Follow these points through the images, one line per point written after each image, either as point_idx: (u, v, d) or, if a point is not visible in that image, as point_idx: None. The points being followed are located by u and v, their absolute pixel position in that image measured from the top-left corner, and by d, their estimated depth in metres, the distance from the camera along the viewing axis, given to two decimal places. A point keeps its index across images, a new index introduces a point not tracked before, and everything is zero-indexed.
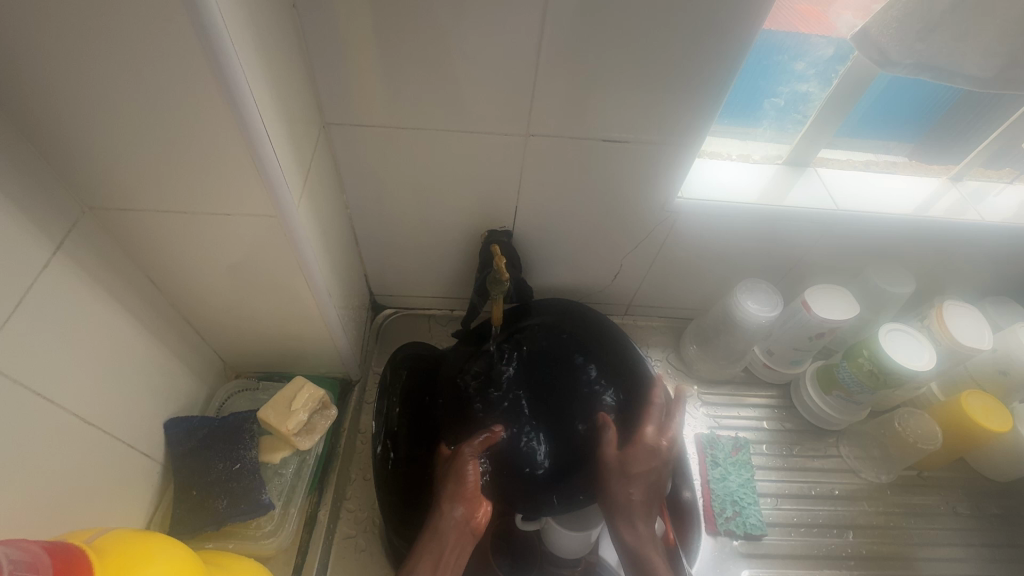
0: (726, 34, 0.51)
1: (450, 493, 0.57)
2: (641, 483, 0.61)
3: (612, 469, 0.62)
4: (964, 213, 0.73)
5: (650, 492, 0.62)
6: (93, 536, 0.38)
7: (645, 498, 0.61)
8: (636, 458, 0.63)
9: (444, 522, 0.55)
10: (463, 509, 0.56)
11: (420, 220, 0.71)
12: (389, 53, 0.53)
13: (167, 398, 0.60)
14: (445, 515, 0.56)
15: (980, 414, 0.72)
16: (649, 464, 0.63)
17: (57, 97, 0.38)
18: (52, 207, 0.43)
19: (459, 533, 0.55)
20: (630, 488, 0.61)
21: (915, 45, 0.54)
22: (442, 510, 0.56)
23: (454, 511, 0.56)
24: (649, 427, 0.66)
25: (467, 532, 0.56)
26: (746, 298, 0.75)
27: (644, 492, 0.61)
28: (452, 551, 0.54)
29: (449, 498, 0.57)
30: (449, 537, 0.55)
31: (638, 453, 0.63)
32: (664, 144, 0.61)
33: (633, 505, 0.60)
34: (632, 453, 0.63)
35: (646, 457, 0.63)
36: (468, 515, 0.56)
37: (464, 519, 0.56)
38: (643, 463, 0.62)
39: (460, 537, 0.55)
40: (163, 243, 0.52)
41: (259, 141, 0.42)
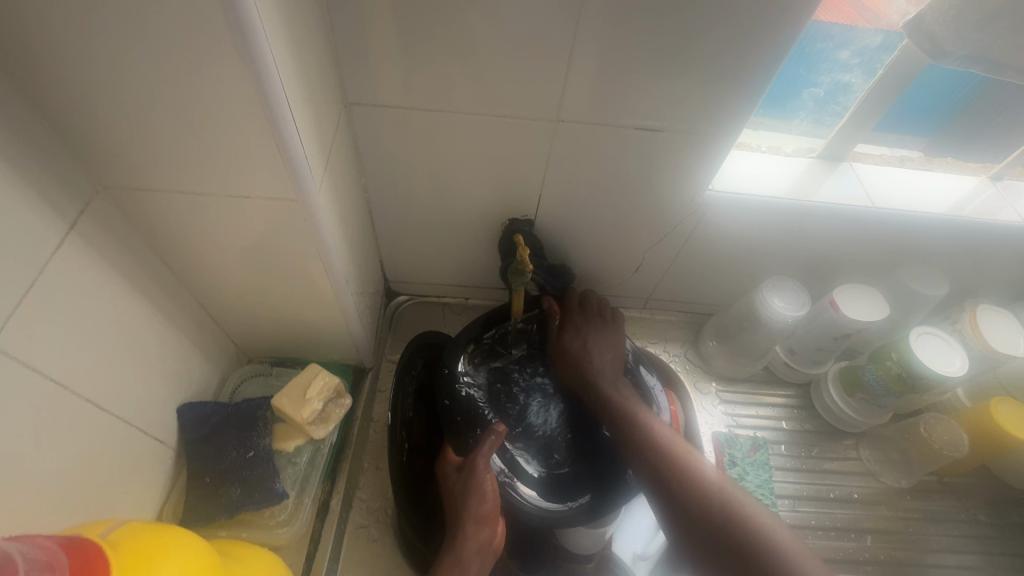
0: (774, 19, 0.48)
1: (472, 515, 0.56)
2: (608, 355, 0.68)
3: (564, 350, 0.70)
4: (1002, 212, 0.70)
5: (609, 359, 0.68)
6: (108, 529, 0.37)
7: (607, 366, 0.67)
8: (604, 338, 0.70)
9: (466, 548, 0.54)
10: (486, 531, 0.55)
11: (438, 206, 0.69)
12: (417, 31, 0.50)
13: (181, 382, 0.59)
14: (467, 536, 0.55)
15: (1008, 421, 0.71)
16: (598, 339, 0.70)
17: (73, 69, 0.36)
18: (66, 186, 0.41)
19: (482, 556, 0.54)
20: (587, 358, 0.68)
21: (972, 35, 0.49)
22: (465, 532, 0.55)
23: (478, 534, 0.55)
24: (581, 309, 0.73)
25: (489, 553, 0.55)
26: (772, 295, 0.73)
27: (608, 359, 0.68)
28: (475, 573, 0.54)
29: (473, 519, 0.56)
30: (472, 563, 0.54)
31: (575, 336, 0.70)
32: (699, 134, 0.59)
33: (604, 381, 0.66)
34: (569, 334, 0.70)
35: (584, 334, 0.70)
36: (489, 536, 0.55)
37: (487, 542, 0.55)
38: (581, 341, 0.69)
39: (482, 561, 0.54)
40: (178, 224, 0.50)
41: (282, 123, 0.40)
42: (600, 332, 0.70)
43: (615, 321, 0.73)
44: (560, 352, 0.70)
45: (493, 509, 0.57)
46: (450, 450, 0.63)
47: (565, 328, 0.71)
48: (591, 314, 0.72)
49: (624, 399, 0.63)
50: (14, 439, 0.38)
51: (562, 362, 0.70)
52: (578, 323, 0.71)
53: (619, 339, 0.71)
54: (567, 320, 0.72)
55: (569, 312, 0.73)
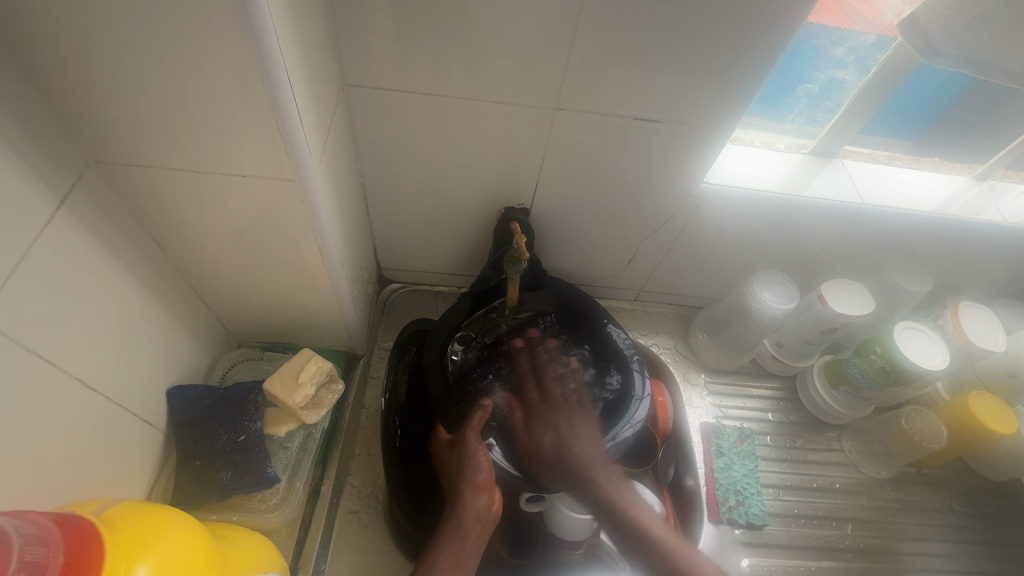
0: (776, 14, 0.49)
1: (470, 484, 0.56)
2: (588, 447, 0.62)
3: (538, 449, 0.62)
4: (984, 212, 0.72)
5: (591, 446, 0.62)
6: (101, 507, 0.37)
7: (590, 458, 0.61)
8: (583, 423, 0.64)
9: (466, 516, 0.54)
10: (485, 499, 0.56)
11: (434, 193, 0.69)
12: (419, 13, 0.50)
13: (170, 366, 0.58)
14: (465, 505, 0.55)
15: (986, 415, 0.73)
16: (574, 424, 0.63)
17: (69, 38, 0.35)
18: (57, 160, 0.40)
19: (482, 523, 0.54)
20: (566, 455, 0.61)
21: (963, 35, 0.50)
22: (465, 501, 0.55)
23: (476, 501, 0.55)
24: (541, 396, 0.67)
25: (488, 522, 0.55)
26: (762, 288, 0.74)
27: (587, 451, 0.61)
28: (475, 542, 0.53)
29: (471, 488, 0.56)
30: (472, 529, 0.53)
31: (547, 426, 0.63)
32: (697, 126, 0.59)
33: (581, 468, 0.60)
34: (541, 433, 0.63)
35: (556, 422, 0.64)
36: (488, 503, 0.56)
37: (486, 509, 0.55)
38: (554, 434, 0.63)
39: (482, 528, 0.54)
40: (171, 204, 0.49)
41: (283, 101, 0.40)
42: (572, 415, 0.65)
43: (581, 402, 0.66)
44: (531, 446, 0.62)
45: (489, 479, 0.57)
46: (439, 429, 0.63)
47: (532, 424, 0.64)
48: (555, 399, 0.66)
49: (609, 490, 0.59)
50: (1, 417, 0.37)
51: (535, 463, 0.61)
52: (544, 411, 0.65)
53: (591, 420, 0.65)
54: (530, 415, 0.65)
55: (529, 405, 0.66)
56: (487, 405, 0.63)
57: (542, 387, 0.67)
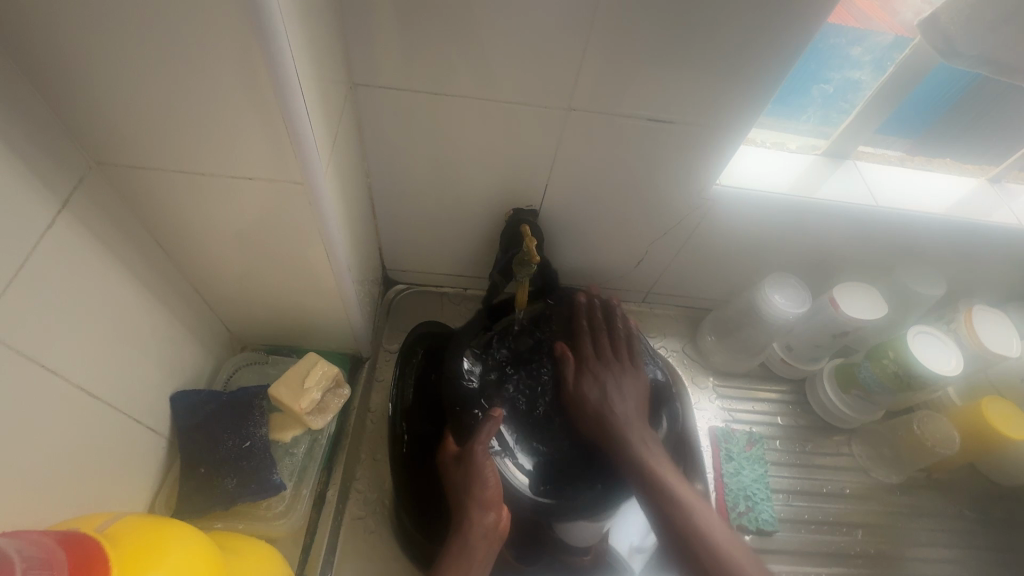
0: (795, 14, 0.48)
1: (476, 499, 0.55)
2: (625, 407, 0.64)
3: (582, 401, 0.65)
4: (1000, 214, 0.71)
5: (632, 409, 0.65)
6: (106, 521, 0.36)
7: (629, 415, 0.64)
8: (628, 385, 0.67)
9: (471, 531, 0.54)
10: (492, 515, 0.55)
11: (442, 194, 0.68)
12: (430, 11, 0.48)
13: (174, 370, 0.57)
14: (471, 520, 0.54)
15: (999, 421, 0.72)
16: (620, 383, 0.66)
17: (71, 37, 0.34)
18: (59, 162, 0.39)
19: (488, 540, 0.54)
20: (608, 412, 0.64)
21: (985, 36, 0.49)
22: (472, 517, 0.55)
23: (484, 518, 0.55)
24: (594, 351, 0.70)
25: (495, 539, 0.55)
26: (773, 291, 0.73)
27: (626, 408, 0.64)
28: (481, 559, 0.53)
29: (477, 504, 0.55)
30: (479, 547, 0.53)
31: (595, 382, 0.66)
32: (712, 127, 0.58)
33: (621, 422, 0.63)
34: (589, 389, 0.66)
35: (604, 380, 0.66)
36: (496, 518, 0.55)
37: (493, 526, 0.55)
38: (601, 390, 0.65)
39: (489, 546, 0.54)
40: (176, 206, 0.48)
41: (293, 102, 0.39)
42: (622, 376, 0.67)
43: (629, 362, 0.69)
44: (576, 397, 0.66)
45: (497, 492, 0.56)
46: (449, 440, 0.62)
47: (583, 376, 0.67)
48: (609, 356, 0.69)
49: (646, 454, 0.61)
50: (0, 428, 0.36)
51: (579, 411, 0.65)
52: (597, 368, 0.68)
53: (637, 381, 0.68)
54: (582, 367, 0.68)
55: (584, 358, 0.69)
56: (498, 415, 0.60)
57: (595, 345, 0.70)
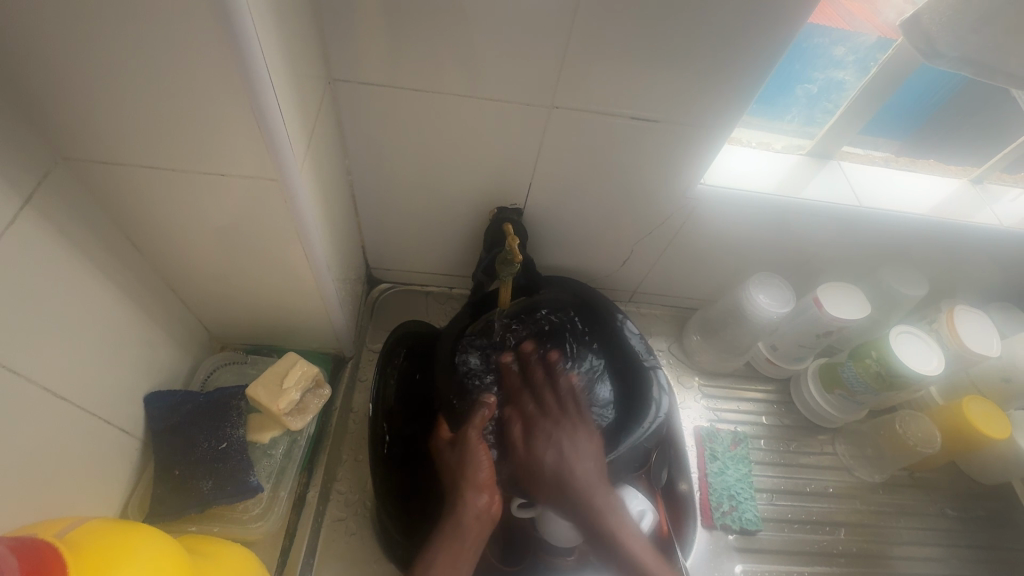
0: (777, 13, 0.47)
1: (470, 482, 0.59)
2: (579, 459, 0.63)
3: (541, 465, 0.63)
4: (982, 214, 0.71)
5: (590, 464, 0.63)
6: (68, 527, 0.35)
7: (591, 476, 0.62)
8: (584, 441, 0.64)
9: (465, 515, 0.57)
10: (484, 499, 0.58)
11: (424, 192, 0.67)
12: (409, 7, 0.47)
13: (149, 370, 0.56)
14: (464, 505, 0.58)
15: (979, 420, 0.73)
16: (575, 441, 0.64)
17: (32, 27, 0.33)
18: (22, 157, 0.38)
19: (481, 522, 0.58)
20: (568, 477, 0.62)
21: (966, 36, 0.49)
22: (464, 501, 0.58)
23: (476, 501, 0.58)
24: (539, 408, 0.68)
25: (487, 521, 0.58)
26: (757, 290, 0.73)
27: (585, 468, 0.62)
28: (474, 539, 0.57)
29: (471, 487, 0.59)
30: (470, 528, 0.57)
31: (548, 443, 0.65)
32: (695, 127, 0.58)
33: (579, 480, 0.61)
34: (544, 453, 0.64)
35: (558, 440, 0.65)
36: (487, 504, 0.58)
37: (485, 509, 0.58)
38: (555, 451, 0.64)
39: (481, 528, 0.58)
40: (147, 203, 0.47)
41: (264, 97, 0.38)
42: (574, 431, 0.66)
43: (582, 413, 0.67)
44: (530, 458, 0.64)
45: (489, 478, 0.60)
46: (443, 427, 0.65)
47: (533, 437, 0.66)
48: (554, 410, 0.67)
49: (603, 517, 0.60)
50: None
51: (535, 474, 0.63)
52: (545, 426, 0.67)
53: (592, 437, 0.65)
54: (530, 427, 0.67)
55: (528, 417, 0.68)
56: (491, 403, 0.65)
57: (555, 398, 0.68)
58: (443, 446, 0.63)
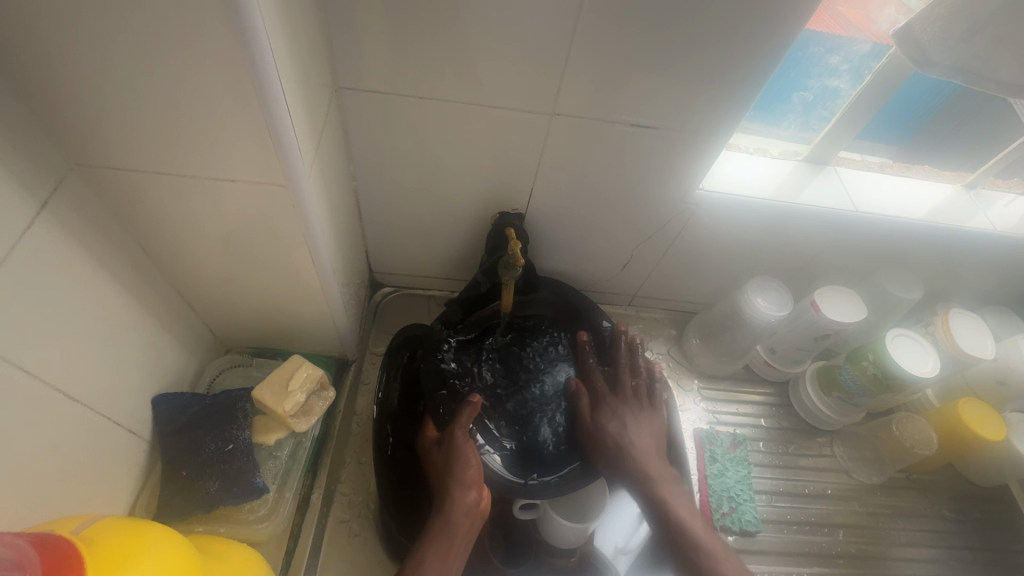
0: (772, 23, 0.49)
1: (458, 479, 0.56)
2: (645, 430, 0.65)
3: (599, 436, 0.64)
4: (976, 219, 0.73)
5: (649, 442, 0.64)
6: (82, 524, 0.36)
7: (647, 451, 0.63)
8: (646, 422, 0.66)
9: (455, 513, 0.54)
10: (474, 494, 0.55)
11: (428, 198, 0.68)
12: (414, 17, 0.49)
13: (156, 373, 0.56)
14: (454, 504, 0.54)
15: (975, 422, 0.74)
16: (636, 420, 0.66)
17: (51, 38, 0.34)
18: (38, 164, 0.39)
19: (470, 519, 0.54)
20: (629, 446, 0.62)
21: (957, 46, 0.50)
22: (453, 498, 0.55)
23: (465, 497, 0.55)
24: (608, 389, 0.69)
25: (477, 518, 0.55)
26: (756, 294, 0.74)
27: (643, 442, 0.64)
28: (463, 538, 0.53)
29: (458, 484, 0.56)
30: (461, 526, 0.54)
31: (612, 417, 0.65)
32: (693, 133, 0.59)
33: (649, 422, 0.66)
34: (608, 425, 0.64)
35: (622, 415, 0.65)
36: (477, 499, 0.56)
37: (474, 505, 0.55)
38: (619, 422, 0.64)
39: (471, 524, 0.54)
40: (157, 209, 0.48)
41: (275, 105, 0.39)
42: (637, 411, 0.67)
43: (651, 397, 0.69)
44: (593, 429, 0.64)
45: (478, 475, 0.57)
46: (428, 426, 0.63)
47: (599, 410, 0.66)
48: (624, 393, 0.68)
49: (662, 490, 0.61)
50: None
51: (595, 445, 0.63)
52: (611, 403, 0.67)
53: (654, 420, 0.67)
54: (598, 404, 0.67)
55: (597, 394, 0.68)
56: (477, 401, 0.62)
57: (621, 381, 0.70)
58: (428, 446, 0.61)
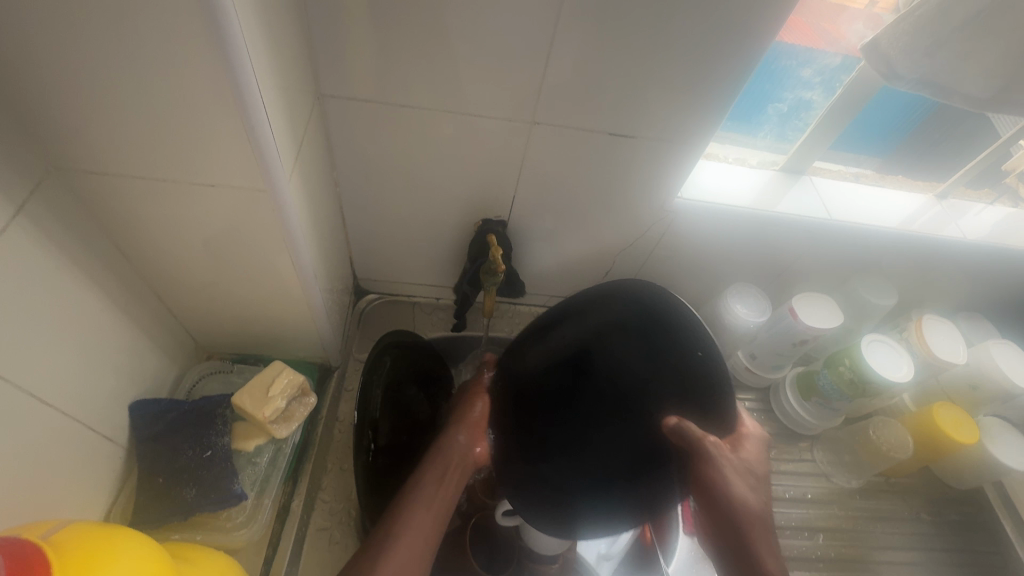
0: (744, 36, 0.50)
1: (457, 419, 0.51)
2: (740, 483, 0.42)
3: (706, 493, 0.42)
4: (947, 228, 0.75)
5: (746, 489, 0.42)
6: (51, 529, 0.35)
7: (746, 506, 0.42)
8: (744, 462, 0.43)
9: (448, 451, 0.49)
10: (467, 439, 0.49)
11: (410, 205, 0.69)
12: (395, 27, 0.50)
13: (135, 379, 0.56)
14: (447, 441, 0.49)
15: (949, 425, 0.75)
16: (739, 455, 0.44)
17: (30, 41, 0.34)
18: (14, 166, 0.39)
19: (461, 467, 0.48)
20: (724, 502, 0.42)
21: (922, 60, 0.52)
22: (446, 437, 0.50)
23: (458, 440, 0.49)
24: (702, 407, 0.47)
25: (470, 466, 0.49)
26: (734, 300, 0.75)
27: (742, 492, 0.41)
28: (452, 484, 0.48)
29: (455, 425, 0.51)
30: (451, 468, 0.48)
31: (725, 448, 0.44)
32: (671, 142, 0.60)
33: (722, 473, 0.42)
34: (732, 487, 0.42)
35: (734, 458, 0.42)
36: (473, 445, 0.49)
37: (466, 452, 0.49)
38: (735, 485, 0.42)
39: (461, 471, 0.48)
40: (135, 212, 0.48)
41: (254, 111, 0.39)
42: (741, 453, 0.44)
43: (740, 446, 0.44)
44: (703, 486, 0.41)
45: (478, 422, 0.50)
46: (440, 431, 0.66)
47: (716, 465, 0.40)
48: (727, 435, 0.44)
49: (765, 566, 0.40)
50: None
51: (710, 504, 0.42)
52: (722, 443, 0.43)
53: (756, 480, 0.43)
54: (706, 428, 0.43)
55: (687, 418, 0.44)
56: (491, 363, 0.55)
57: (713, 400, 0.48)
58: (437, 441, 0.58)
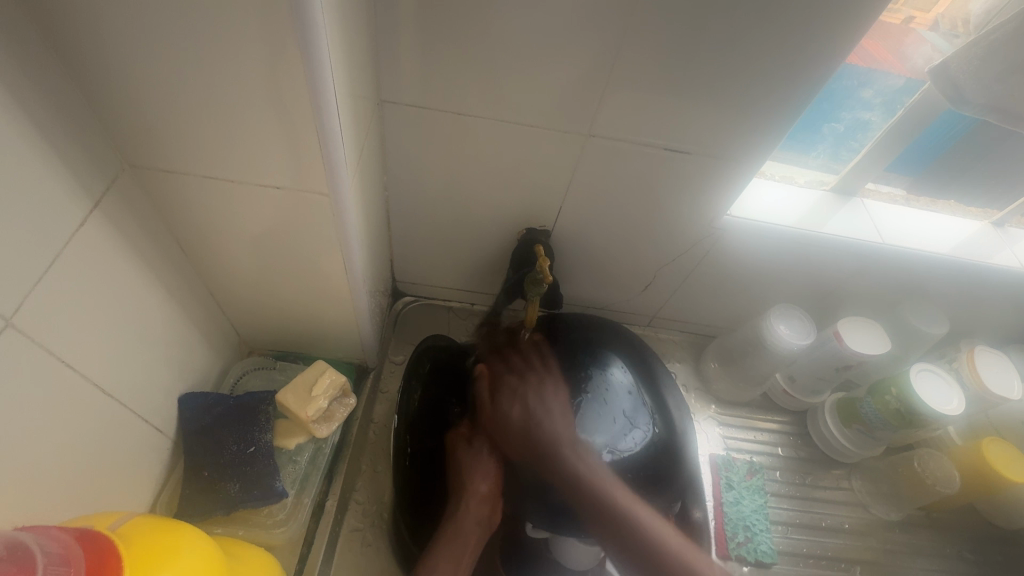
0: (811, 58, 0.50)
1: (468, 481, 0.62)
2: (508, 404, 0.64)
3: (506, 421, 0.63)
4: (1003, 257, 0.72)
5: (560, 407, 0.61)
6: (117, 520, 0.36)
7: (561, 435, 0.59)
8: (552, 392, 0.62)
9: (463, 522, 0.61)
10: (478, 513, 0.61)
11: (457, 212, 0.69)
12: (458, 38, 0.50)
13: (185, 372, 0.57)
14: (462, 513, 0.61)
15: (999, 463, 0.73)
16: (542, 395, 0.62)
17: (121, 47, 0.35)
18: (94, 164, 0.40)
19: (481, 527, 0.61)
20: (535, 429, 0.60)
21: (992, 85, 0.50)
22: (461, 509, 0.61)
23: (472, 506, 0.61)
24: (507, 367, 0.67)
25: (487, 525, 0.61)
26: (778, 322, 0.74)
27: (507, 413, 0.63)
28: (474, 546, 0.60)
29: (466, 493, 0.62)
30: (471, 535, 0.61)
31: (515, 398, 0.63)
32: (725, 159, 0.59)
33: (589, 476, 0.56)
34: (502, 402, 0.64)
35: (524, 394, 0.63)
36: (484, 514, 0.61)
37: (484, 518, 0.61)
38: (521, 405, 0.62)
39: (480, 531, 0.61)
40: (198, 211, 0.49)
41: (327, 119, 0.40)
42: (542, 387, 0.63)
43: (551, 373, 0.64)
44: (496, 415, 0.64)
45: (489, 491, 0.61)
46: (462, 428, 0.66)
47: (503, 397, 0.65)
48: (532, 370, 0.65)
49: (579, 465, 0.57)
50: (5, 419, 0.36)
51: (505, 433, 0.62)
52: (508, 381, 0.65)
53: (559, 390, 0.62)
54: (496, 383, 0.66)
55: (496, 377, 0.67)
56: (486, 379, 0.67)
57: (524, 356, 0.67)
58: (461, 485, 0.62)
